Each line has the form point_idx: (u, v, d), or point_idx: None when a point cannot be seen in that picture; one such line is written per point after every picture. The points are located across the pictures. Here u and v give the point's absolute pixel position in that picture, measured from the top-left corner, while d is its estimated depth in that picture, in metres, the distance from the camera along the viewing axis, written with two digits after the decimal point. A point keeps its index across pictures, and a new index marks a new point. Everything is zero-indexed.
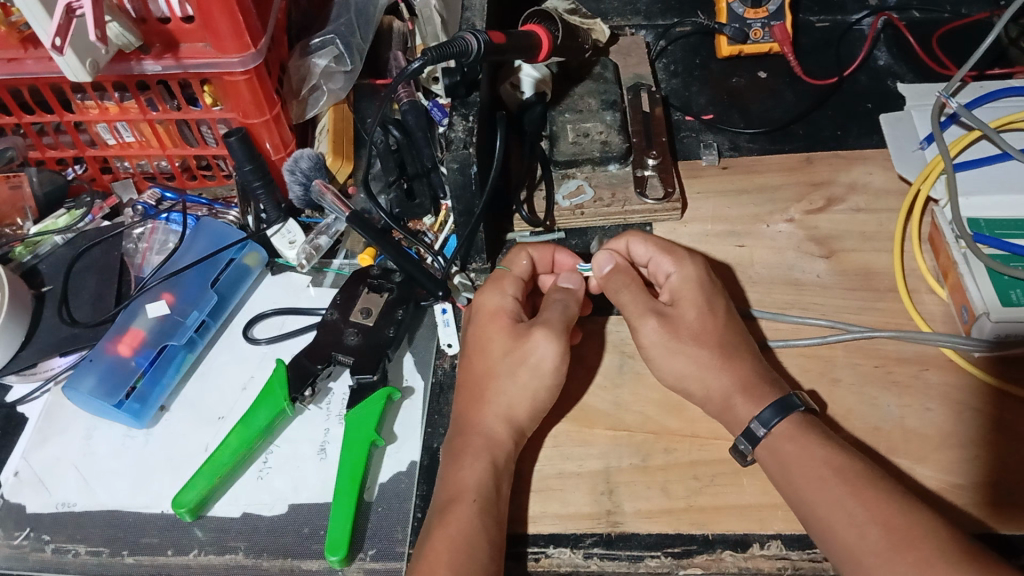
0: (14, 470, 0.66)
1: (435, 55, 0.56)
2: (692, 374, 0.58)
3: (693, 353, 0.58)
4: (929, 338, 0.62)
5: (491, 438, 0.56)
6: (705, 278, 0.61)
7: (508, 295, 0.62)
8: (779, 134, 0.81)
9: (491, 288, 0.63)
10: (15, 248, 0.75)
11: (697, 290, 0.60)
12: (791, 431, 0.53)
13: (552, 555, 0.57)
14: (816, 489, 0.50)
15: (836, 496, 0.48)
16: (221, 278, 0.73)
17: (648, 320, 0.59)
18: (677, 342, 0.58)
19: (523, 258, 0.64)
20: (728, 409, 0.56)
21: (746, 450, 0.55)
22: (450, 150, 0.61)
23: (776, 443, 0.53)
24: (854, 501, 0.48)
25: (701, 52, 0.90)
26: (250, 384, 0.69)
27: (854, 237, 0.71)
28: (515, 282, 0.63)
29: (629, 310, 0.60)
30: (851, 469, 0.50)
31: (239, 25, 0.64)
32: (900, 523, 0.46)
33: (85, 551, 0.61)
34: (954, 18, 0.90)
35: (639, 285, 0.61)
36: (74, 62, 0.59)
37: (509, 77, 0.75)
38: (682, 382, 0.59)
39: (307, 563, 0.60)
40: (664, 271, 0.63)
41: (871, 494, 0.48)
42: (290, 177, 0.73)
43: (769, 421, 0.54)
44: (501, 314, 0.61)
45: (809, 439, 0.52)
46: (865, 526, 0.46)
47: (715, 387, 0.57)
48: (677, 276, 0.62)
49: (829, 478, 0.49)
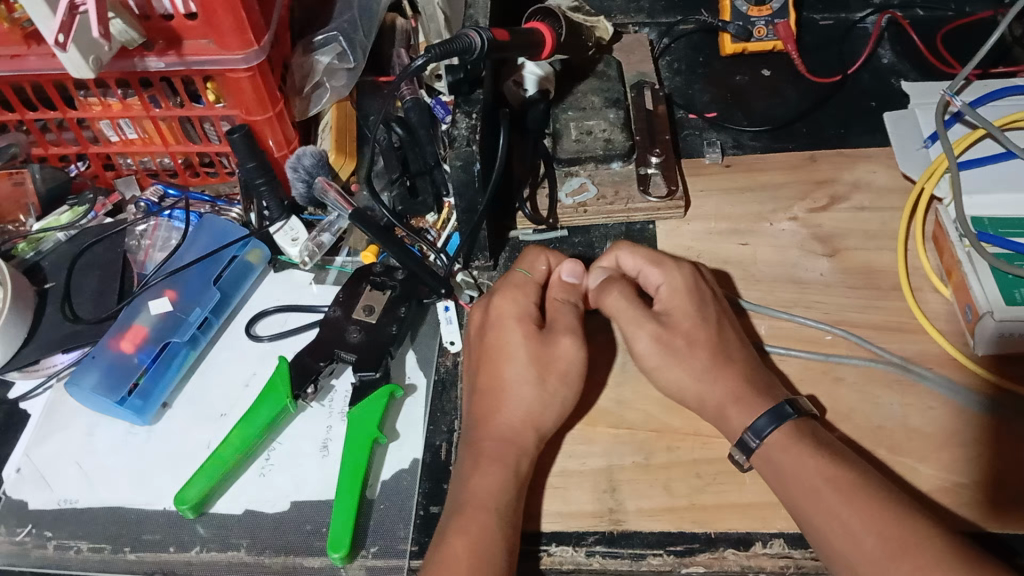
0: (17, 466, 0.66)
1: (437, 52, 0.56)
2: (688, 387, 0.58)
3: (688, 364, 0.57)
4: (916, 375, 0.62)
5: (502, 445, 0.56)
6: (693, 286, 0.61)
7: (530, 301, 0.62)
8: (783, 132, 0.81)
9: (512, 293, 0.62)
10: (18, 244, 0.75)
11: (688, 300, 0.60)
12: (783, 441, 0.53)
13: (554, 553, 0.57)
14: (809, 500, 0.50)
15: (829, 506, 0.48)
16: (223, 276, 0.73)
17: (642, 330, 0.59)
18: (671, 355, 0.58)
19: (542, 263, 0.64)
20: (723, 418, 0.56)
21: (742, 459, 0.55)
22: (454, 147, 0.61)
23: (770, 453, 0.53)
24: (848, 510, 0.48)
25: (704, 50, 0.89)
26: (253, 381, 0.69)
27: (858, 235, 0.71)
28: (537, 287, 0.63)
29: (622, 320, 0.60)
30: (844, 478, 0.49)
31: (242, 22, 0.64)
32: (896, 530, 0.46)
33: (88, 547, 0.61)
34: (958, 16, 0.89)
35: (629, 294, 0.61)
36: (77, 59, 0.59)
37: (512, 74, 0.76)
38: (679, 393, 0.59)
39: (310, 560, 0.60)
40: (653, 282, 0.62)
41: (866, 503, 0.48)
42: (294, 175, 0.73)
43: (762, 431, 0.53)
44: (510, 317, 0.61)
45: (802, 448, 0.52)
46: (861, 535, 0.46)
47: (711, 395, 0.57)
48: (666, 285, 0.61)
49: (821, 487, 0.49)
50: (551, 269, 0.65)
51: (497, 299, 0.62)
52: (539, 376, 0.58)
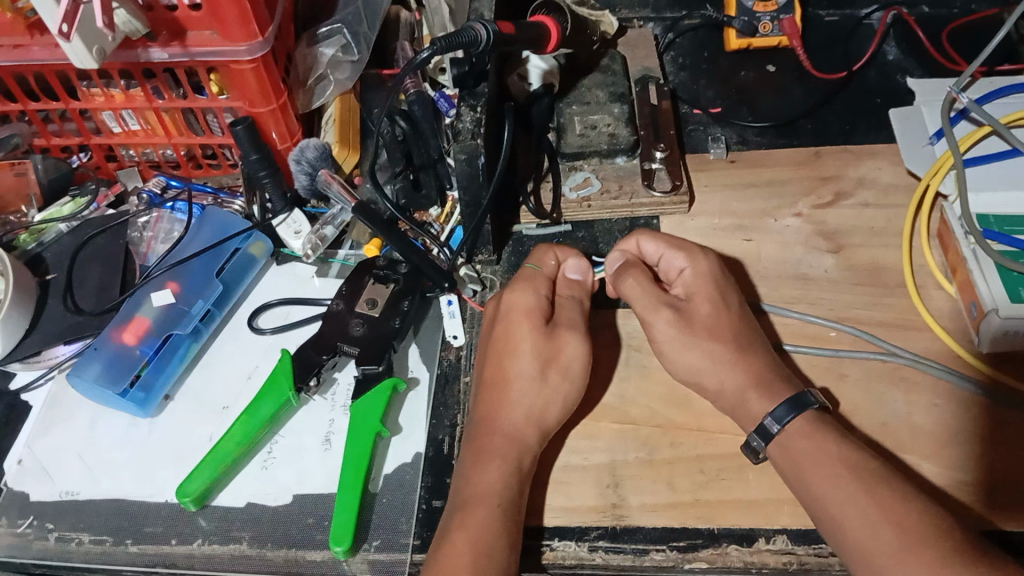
0: (18, 457, 0.66)
1: (443, 44, 0.55)
2: (707, 368, 0.57)
3: (710, 347, 0.57)
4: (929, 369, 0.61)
5: (500, 438, 0.56)
6: (718, 271, 0.61)
7: (541, 293, 0.61)
8: (788, 128, 0.80)
9: (524, 286, 0.61)
10: (20, 235, 0.74)
11: (711, 284, 0.60)
12: (806, 428, 0.53)
13: (557, 548, 0.57)
14: (830, 486, 0.49)
15: (849, 494, 0.48)
16: (226, 268, 0.72)
17: (662, 312, 0.59)
18: (692, 337, 0.58)
19: (551, 258, 0.64)
20: (743, 402, 0.56)
21: (759, 446, 0.55)
22: (458, 140, 0.60)
23: (790, 440, 0.53)
24: (869, 499, 0.47)
25: (709, 45, 0.89)
26: (255, 374, 0.69)
27: (863, 232, 0.71)
28: (548, 282, 0.62)
29: (640, 305, 0.60)
30: (866, 467, 0.49)
31: (247, 13, 0.64)
32: (914, 523, 0.46)
33: (89, 539, 0.61)
34: (963, 14, 0.89)
35: (649, 278, 0.61)
36: (81, 49, 0.59)
37: (518, 68, 0.74)
38: (698, 377, 0.58)
39: (311, 555, 0.60)
40: (676, 266, 0.62)
41: (886, 493, 0.48)
42: (296, 167, 0.73)
43: (783, 417, 0.53)
44: (534, 313, 0.60)
45: (825, 435, 0.52)
46: (880, 525, 0.46)
47: (731, 381, 0.57)
48: (690, 270, 0.61)
49: (843, 475, 0.49)
50: (559, 264, 0.64)
51: (509, 292, 0.62)
52: (542, 370, 0.58)
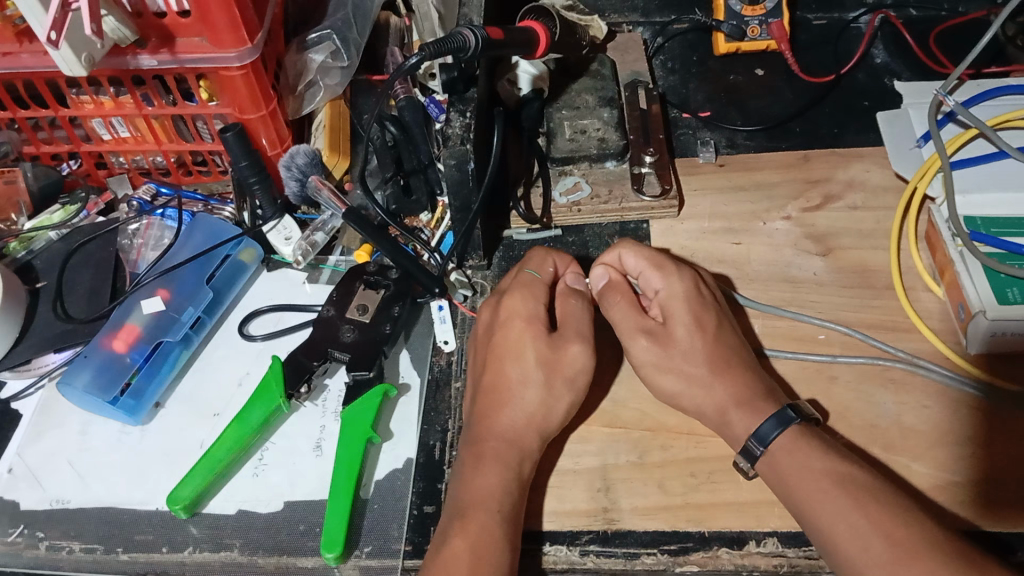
0: (7, 465, 0.65)
1: (432, 50, 0.56)
2: (684, 392, 0.58)
3: (685, 371, 0.58)
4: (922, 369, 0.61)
5: (491, 446, 0.56)
6: (693, 293, 0.61)
7: (540, 302, 0.62)
8: (777, 131, 0.81)
9: (523, 293, 0.62)
10: (10, 243, 0.74)
11: (685, 306, 0.60)
12: (790, 446, 0.53)
13: (548, 553, 0.57)
14: (819, 503, 0.49)
15: (839, 509, 0.48)
16: (217, 274, 0.72)
17: (637, 341, 0.59)
18: (669, 361, 0.58)
19: (549, 266, 0.64)
20: (726, 424, 0.56)
21: (747, 467, 0.55)
22: (447, 146, 0.61)
23: (775, 458, 0.53)
24: (858, 514, 0.47)
25: (698, 49, 0.89)
26: (246, 380, 0.69)
27: (852, 234, 0.71)
28: (546, 288, 0.63)
29: (621, 329, 0.61)
30: (855, 482, 0.49)
31: (236, 19, 0.64)
32: (904, 535, 0.45)
33: (80, 548, 0.61)
34: (950, 16, 0.90)
35: (629, 302, 0.61)
36: (70, 56, 0.59)
37: (506, 73, 0.75)
38: (677, 400, 0.59)
39: (302, 560, 0.60)
40: (653, 285, 0.62)
41: (875, 506, 0.47)
42: (286, 174, 0.73)
43: (765, 438, 0.54)
44: (526, 318, 0.60)
45: (808, 453, 0.52)
46: (870, 539, 0.46)
47: (711, 399, 0.57)
48: (665, 291, 0.61)
49: (831, 490, 0.49)
50: (557, 273, 0.65)
51: (507, 299, 0.62)
52: (534, 374, 0.58)
